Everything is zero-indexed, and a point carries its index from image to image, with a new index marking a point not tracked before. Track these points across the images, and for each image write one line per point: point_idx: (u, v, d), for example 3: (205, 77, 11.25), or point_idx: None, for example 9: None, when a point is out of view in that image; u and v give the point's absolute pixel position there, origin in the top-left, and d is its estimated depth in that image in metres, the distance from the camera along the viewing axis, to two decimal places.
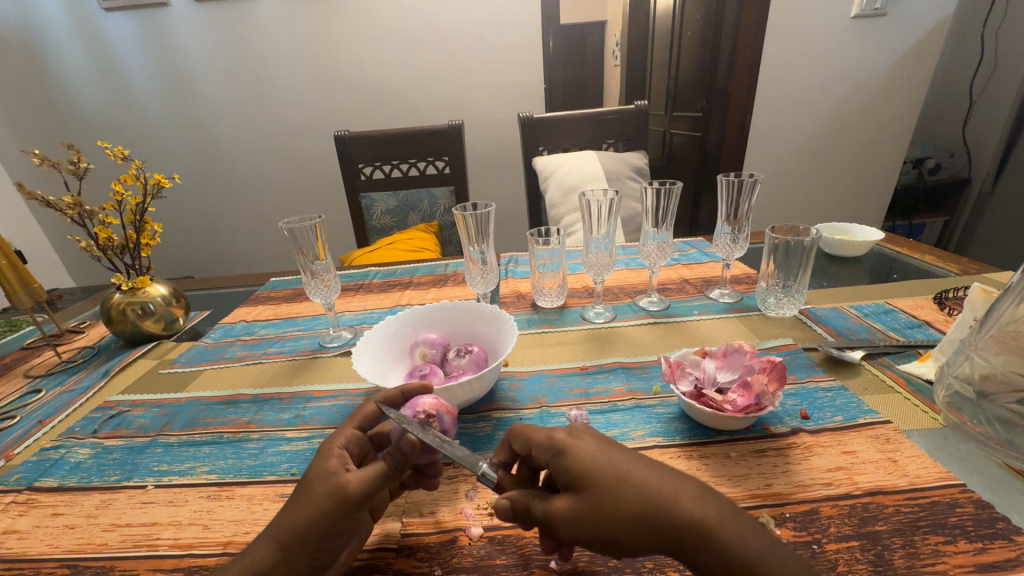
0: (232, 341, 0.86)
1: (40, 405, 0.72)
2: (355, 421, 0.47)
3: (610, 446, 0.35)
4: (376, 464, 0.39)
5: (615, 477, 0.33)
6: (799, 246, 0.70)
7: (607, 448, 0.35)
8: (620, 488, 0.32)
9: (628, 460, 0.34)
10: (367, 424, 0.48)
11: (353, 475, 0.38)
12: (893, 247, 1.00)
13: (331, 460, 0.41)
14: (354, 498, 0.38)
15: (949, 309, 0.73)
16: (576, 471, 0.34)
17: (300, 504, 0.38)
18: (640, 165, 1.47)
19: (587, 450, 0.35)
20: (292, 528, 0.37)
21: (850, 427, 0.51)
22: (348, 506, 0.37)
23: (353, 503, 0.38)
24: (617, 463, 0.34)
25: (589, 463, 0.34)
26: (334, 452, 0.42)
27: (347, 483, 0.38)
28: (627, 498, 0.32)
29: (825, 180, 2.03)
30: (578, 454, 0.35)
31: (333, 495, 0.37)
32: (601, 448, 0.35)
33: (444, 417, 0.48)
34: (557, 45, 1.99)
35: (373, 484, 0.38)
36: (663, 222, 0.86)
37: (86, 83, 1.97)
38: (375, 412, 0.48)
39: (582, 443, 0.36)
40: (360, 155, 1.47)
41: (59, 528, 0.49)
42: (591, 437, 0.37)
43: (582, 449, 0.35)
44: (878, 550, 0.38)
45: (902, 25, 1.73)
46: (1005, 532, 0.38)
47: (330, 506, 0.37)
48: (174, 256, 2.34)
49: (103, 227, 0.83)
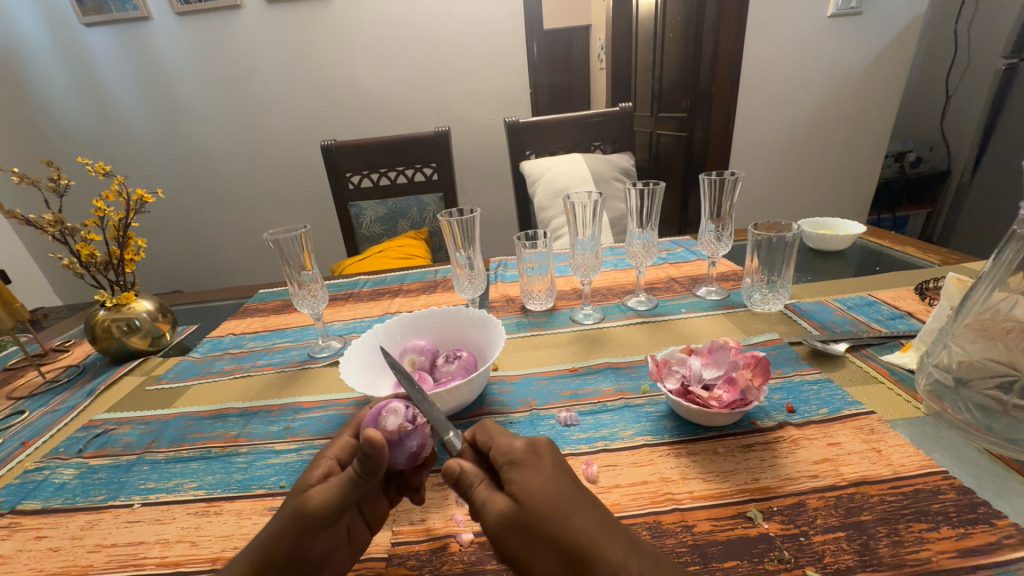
0: (220, 354, 0.85)
1: (24, 427, 0.71)
2: (350, 430, 0.46)
3: (567, 477, 0.35)
4: (343, 477, 0.39)
5: (563, 514, 0.32)
6: (781, 242, 0.71)
7: (561, 475, 0.35)
8: (560, 516, 0.32)
9: (578, 497, 0.33)
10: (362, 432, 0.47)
11: (319, 489, 0.38)
12: (875, 241, 1.01)
13: (311, 471, 0.41)
14: (318, 513, 0.37)
15: (931, 299, 0.74)
16: (526, 490, 0.33)
17: (272, 521, 0.38)
18: (626, 166, 1.48)
19: (544, 474, 0.34)
20: (263, 544, 0.38)
21: (835, 418, 0.51)
22: (312, 523, 0.37)
23: (318, 518, 0.37)
24: (569, 495, 0.33)
25: (541, 487, 0.33)
26: (322, 461, 0.42)
27: (313, 498, 0.38)
28: (564, 527, 0.31)
29: (810, 176, 2.06)
30: (532, 474, 0.34)
31: (299, 511, 0.37)
32: (559, 476, 0.34)
33: None
34: (541, 50, 2.01)
35: (339, 496, 0.38)
36: (647, 222, 0.86)
37: (67, 99, 1.95)
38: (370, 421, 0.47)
39: (540, 465, 0.35)
40: (347, 164, 1.46)
41: (43, 551, 0.48)
42: (552, 460, 0.36)
43: (539, 471, 0.35)
44: (864, 540, 0.38)
45: (876, 21, 1.76)
46: (986, 516, 0.39)
47: (297, 522, 0.37)
48: (161, 271, 2.32)
49: (86, 244, 0.82)
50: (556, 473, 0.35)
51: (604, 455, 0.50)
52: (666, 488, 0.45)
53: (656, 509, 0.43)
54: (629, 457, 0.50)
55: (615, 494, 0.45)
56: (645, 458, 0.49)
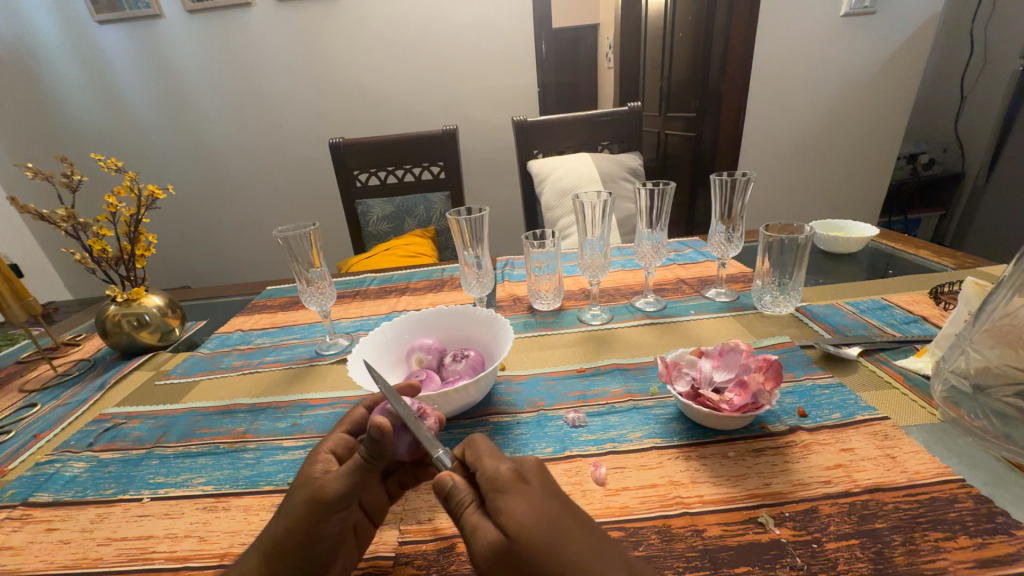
0: (228, 350, 0.86)
1: (36, 419, 0.71)
2: (343, 426, 0.47)
3: (555, 504, 0.33)
4: (351, 463, 0.39)
5: (551, 545, 0.30)
6: (793, 244, 0.70)
7: (547, 502, 0.33)
8: (550, 552, 0.30)
9: (568, 526, 0.32)
10: (357, 426, 0.48)
11: (328, 478, 0.39)
12: (888, 244, 1.00)
13: (315, 463, 0.42)
14: (331, 499, 0.38)
15: (945, 304, 0.73)
16: (511, 520, 0.32)
17: (282, 512, 0.39)
18: (634, 166, 1.47)
19: (530, 503, 0.33)
20: (276, 534, 0.38)
21: (848, 424, 0.50)
22: (325, 508, 0.38)
23: (329, 505, 0.38)
24: (557, 525, 0.31)
25: (525, 515, 0.32)
26: (320, 457, 0.42)
27: (324, 485, 0.39)
28: (552, 559, 0.30)
29: (821, 177, 2.04)
30: (519, 503, 0.32)
31: (310, 498, 0.38)
32: (546, 503, 0.33)
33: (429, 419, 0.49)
34: (549, 48, 2.00)
35: (349, 481, 0.39)
36: (657, 222, 0.86)
37: (79, 96, 1.97)
38: (363, 415, 0.48)
39: (528, 492, 0.33)
40: (356, 162, 1.47)
41: (54, 544, 0.48)
42: (539, 486, 0.34)
43: (526, 499, 0.33)
44: (879, 548, 0.38)
45: (891, 21, 1.74)
46: (1005, 526, 0.38)
47: (309, 510, 0.38)
48: (170, 266, 2.34)
49: (98, 239, 0.83)
50: (544, 501, 0.33)
51: (612, 457, 0.50)
52: (675, 492, 0.45)
53: (666, 513, 0.43)
54: (638, 460, 0.49)
55: (624, 497, 0.45)
56: (654, 461, 0.49)
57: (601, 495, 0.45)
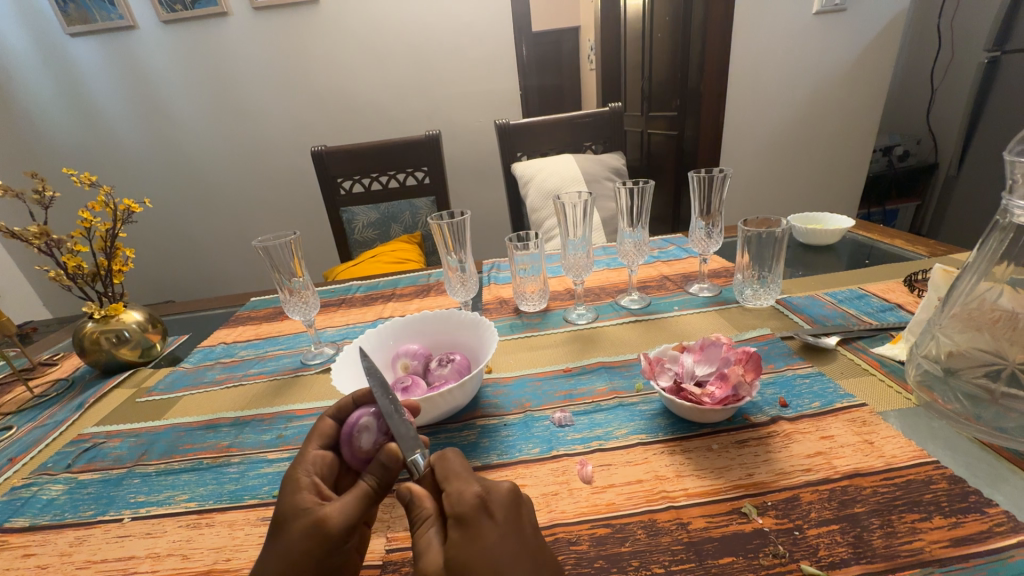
0: (211, 364, 0.85)
1: (12, 443, 0.70)
2: (315, 441, 0.45)
3: (513, 541, 0.32)
4: (357, 491, 0.39)
5: None
6: (770, 237, 0.72)
7: (504, 541, 0.32)
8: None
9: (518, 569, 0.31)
10: (330, 440, 0.46)
11: (333, 508, 0.38)
12: (864, 235, 1.02)
13: (303, 495, 0.40)
14: (338, 531, 0.37)
15: (919, 291, 0.75)
16: (462, 550, 0.32)
17: (280, 552, 0.37)
18: (617, 165, 1.48)
19: (486, 537, 0.32)
20: (278, 572, 0.36)
21: (828, 411, 0.51)
22: (332, 539, 0.37)
23: (338, 537, 0.37)
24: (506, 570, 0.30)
25: (476, 550, 0.32)
26: (303, 484, 0.41)
27: (328, 517, 0.37)
28: None
29: (801, 172, 2.07)
30: (473, 537, 0.32)
31: (315, 531, 0.37)
32: (503, 543, 0.32)
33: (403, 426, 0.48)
34: (530, 52, 2.02)
35: (357, 511, 0.38)
36: (638, 221, 0.86)
37: (53, 111, 1.93)
38: (331, 427, 0.47)
39: (487, 526, 0.33)
40: (339, 169, 1.46)
41: (31, 569, 0.47)
42: (502, 519, 0.34)
43: (483, 532, 0.33)
44: (858, 532, 0.38)
45: (861, 18, 1.79)
46: (977, 505, 0.39)
47: (316, 543, 0.37)
48: (152, 282, 2.30)
49: (72, 255, 0.81)
50: (500, 540, 0.32)
51: (599, 455, 0.50)
52: (660, 486, 0.45)
53: (651, 508, 0.43)
54: (624, 456, 0.50)
55: (610, 493, 0.45)
56: (640, 457, 0.49)
57: (588, 493, 0.46)
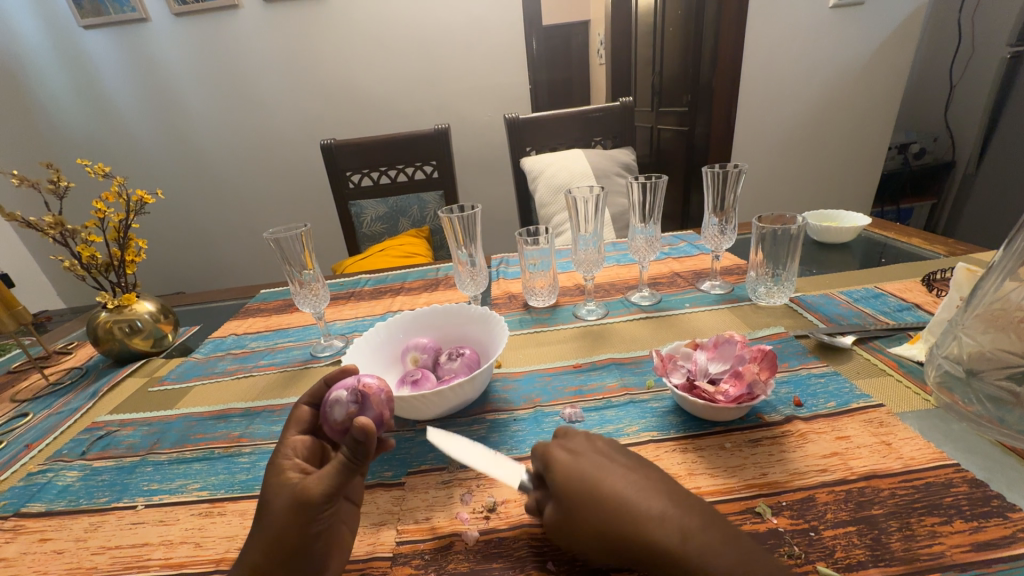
0: (222, 355, 0.85)
1: (28, 429, 0.71)
2: (293, 427, 0.45)
3: (599, 463, 0.40)
4: (333, 462, 0.39)
5: (598, 492, 0.37)
6: (786, 234, 0.70)
7: (594, 463, 0.40)
8: (594, 501, 0.36)
9: (613, 476, 0.38)
10: (307, 425, 0.46)
11: (309, 482, 0.38)
12: (881, 233, 1.00)
13: (285, 473, 0.40)
14: (316, 501, 0.38)
15: (938, 291, 0.74)
16: (562, 475, 0.39)
17: (265, 528, 0.38)
18: (627, 161, 1.47)
19: (577, 462, 0.40)
20: (265, 547, 0.37)
21: (843, 412, 0.51)
22: (312, 509, 0.38)
23: (317, 506, 0.38)
24: (602, 480, 0.37)
25: (575, 472, 0.39)
26: (286, 465, 0.41)
27: (305, 490, 0.38)
28: (603, 504, 0.36)
29: (813, 169, 2.04)
30: (567, 463, 0.40)
31: (294, 504, 0.38)
32: (590, 464, 0.40)
33: (371, 403, 0.44)
34: (540, 46, 2.00)
35: (331, 481, 0.38)
36: (650, 217, 0.85)
37: (67, 103, 1.95)
38: (306, 413, 0.47)
39: (576, 456, 0.41)
40: (348, 163, 1.46)
41: (47, 554, 0.48)
42: (584, 453, 0.41)
43: (573, 460, 0.40)
44: (875, 534, 0.38)
45: (879, 13, 1.75)
46: (999, 509, 0.38)
47: (296, 515, 0.37)
48: (163, 273, 2.32)
49: (86, 245, 0.82)
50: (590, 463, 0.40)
51: None
52: None
53: None
54: (636, 454, 0.49)
55: None
56: (651, 454, 0.49)
57: None
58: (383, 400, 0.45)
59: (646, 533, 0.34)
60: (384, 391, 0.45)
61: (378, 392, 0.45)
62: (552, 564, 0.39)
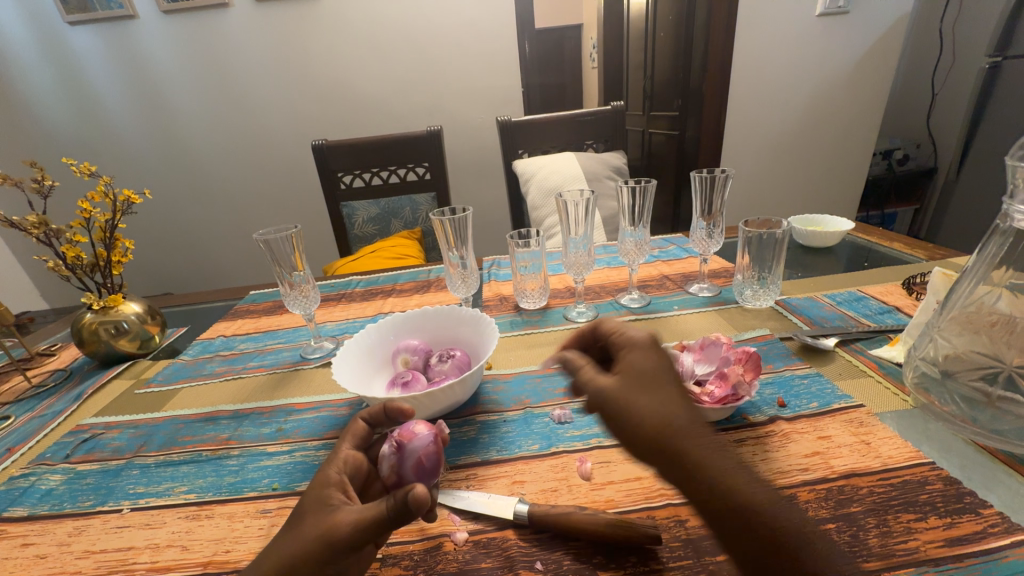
0: (210, 357, 0.84)
1: (10, 433, 0.70)
2: (349, 441, 0.45)
3: (666, 365, 0.40)
4: (371, 509, 0.37)
5: (653, 390, 0.37)
6: (771, 238, 0.72)
7: (665, 363, 0.40)
8: (644, 396, 0.37)
9: (671, 382, 0.38)
10: (362, 443, 0.46)
11: (344, 516, 0.37)
12: (864, 237, 1.02)
13: (327, 491, 0.40)
14: (343, 543, 0.36)
15: (918, 294, 0.76)
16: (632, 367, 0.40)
17: (290, 540, 0.37)
18: (618, 164, 1.48)
19: (650, 358, 0.40)
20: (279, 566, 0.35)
21: (825, 412, 0.52)
22: (338, 549, 0.36)
23: (345, 547, 0.36)
24: (661, 386, 0.38)
25: (644, 367, 0.40)
26: (329, 481, 0.41)
27: (336, 524, 0.36)
28: (654, 403, 0.36)
29: (801, 174, 2.08)
30: (639, 357, 0.41)
31: (320, 536, 0.36)
32: (659, 364, 0.40)
33: (411, 456, 0.42)
34: (533, 49, 2.02)
35: (362, 531, 0.36)
36: (639, 220, 0.86)
37: (51, 101, 1.92)
38: (363, 429, 0.46)
39: (649, 354, 0.41)
40: (339, 164, 1.45)
41: (30, 559, 0.47)
42: (656, 354, 0.41)
43: (648, 356, 0.41)
44: (854, 531, 0.39)
45: (864, 22, 1.79)
46: (972, 506, 0.40)
47: (321, 547, 0.36)
48: (150, 274, 2.29)
49: (71, 245, 0.81)
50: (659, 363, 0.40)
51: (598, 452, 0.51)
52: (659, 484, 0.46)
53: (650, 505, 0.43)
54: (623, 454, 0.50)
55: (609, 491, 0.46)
56: None
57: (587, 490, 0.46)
58: (430, 453, 0.42)
59: (684, 439, 0.33)
60: (424, 437, 0.42)
61: (416, 438, 0.42)
62: (539, 563, 0.40)
